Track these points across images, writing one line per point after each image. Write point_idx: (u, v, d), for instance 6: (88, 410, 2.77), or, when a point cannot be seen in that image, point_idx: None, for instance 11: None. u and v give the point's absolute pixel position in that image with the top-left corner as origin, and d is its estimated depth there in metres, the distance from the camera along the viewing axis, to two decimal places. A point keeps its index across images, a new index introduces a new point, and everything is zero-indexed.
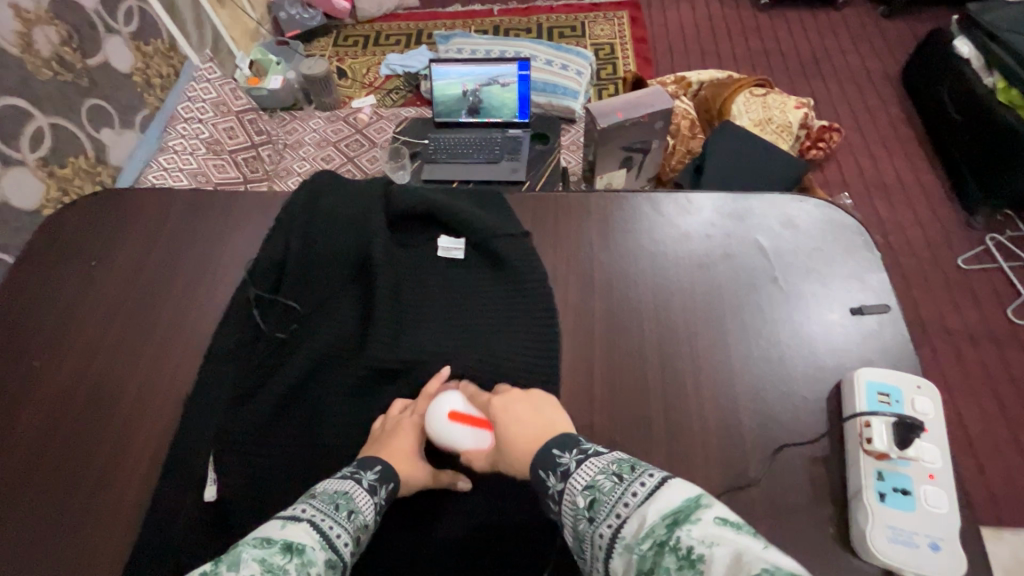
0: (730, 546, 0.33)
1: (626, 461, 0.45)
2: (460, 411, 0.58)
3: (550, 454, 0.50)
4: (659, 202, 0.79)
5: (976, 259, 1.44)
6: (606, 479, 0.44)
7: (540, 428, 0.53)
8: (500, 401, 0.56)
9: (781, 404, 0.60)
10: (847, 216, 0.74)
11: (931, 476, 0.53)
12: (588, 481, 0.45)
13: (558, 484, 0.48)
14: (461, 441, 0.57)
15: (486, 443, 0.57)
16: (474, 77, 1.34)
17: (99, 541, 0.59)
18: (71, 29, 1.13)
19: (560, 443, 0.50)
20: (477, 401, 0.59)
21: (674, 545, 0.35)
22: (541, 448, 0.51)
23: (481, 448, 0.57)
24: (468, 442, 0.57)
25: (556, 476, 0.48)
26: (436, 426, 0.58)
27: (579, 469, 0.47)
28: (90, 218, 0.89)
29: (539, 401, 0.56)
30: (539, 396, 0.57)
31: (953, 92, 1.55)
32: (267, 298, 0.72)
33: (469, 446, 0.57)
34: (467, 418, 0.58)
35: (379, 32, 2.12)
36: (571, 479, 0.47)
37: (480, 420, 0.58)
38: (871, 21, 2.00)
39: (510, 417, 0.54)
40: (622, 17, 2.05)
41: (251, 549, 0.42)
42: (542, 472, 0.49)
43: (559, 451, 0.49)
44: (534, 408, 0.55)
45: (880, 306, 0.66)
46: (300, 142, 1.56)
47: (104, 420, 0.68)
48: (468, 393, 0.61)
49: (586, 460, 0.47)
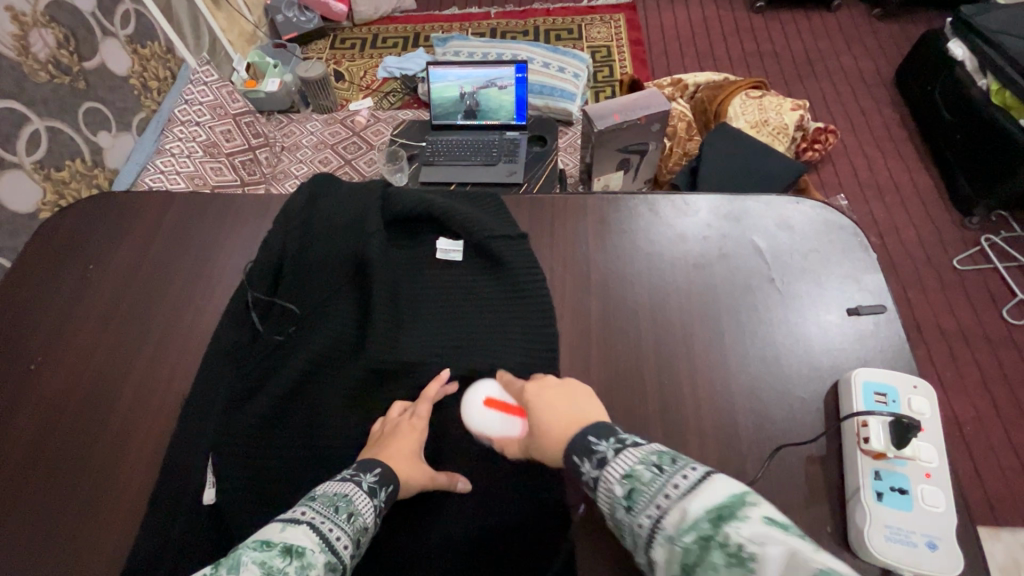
0: (781, 546, 0.34)
1: (665, 452, 0.45)
2: (494, 399, 0.60)
3: (586, 442, 0.49)
4: (656, 203, 0.79)
5: (971, 260, 1.45)
6: (646, 469, 0.43)
7: (574, 416, 0.52)
8: (534, 388, 0.56)
9: (777, 404, 0.61)
10: (842, 217, 0.74)
11: (928, 475, 0.54)
12: (626, 469, 0.45)
13: (593, 470, 0.47)
14: (492, 427, 0.59)
15: (516, 430, 0.58)
16: (472, 80, 1.33)
17: (97, 544, 0.59)
18: (67, 32, 1.13)
19: (595, 431, 0.49)
20: (512, 389, 0.60)
21: (723, 541, 0.35)
22: (576, 434, 0.50)
23: (512, 436, 0.58)
24: (499, 429, 0.59)
25: (590, 463, 0.47)
26: (471, 413, 0.61)
27: (615, 458, 0.46)
28: (86, 221, 0.89)
29: (574, 389, 0.55)
30: (575, 384, 0.56)
31: (947, 93, 1.56)
32: (265, 301, 0.72)
33: (501, 433, 0.59)
34: (501, 405, 0.60)
35: (376, 34, 2.12)
36: (607, 467, 0.46)
37: (513, 408, 0.59)
38: (866, 23, 2.01)
39: (544, 404, 0.54)
40: (619, 20, 2.06)
41: (250, 553, 0.43)
42: (576, 458, 0.48)
43: (594, 439, 0.49)
44: (569, 397, 0.54)
45: (876, 307, 0.66)
46: (297, 145, 1.56)
47: (101, 423, 0.67)
48: (505, 380, 0.62)
49: (623, 449, 0.47)
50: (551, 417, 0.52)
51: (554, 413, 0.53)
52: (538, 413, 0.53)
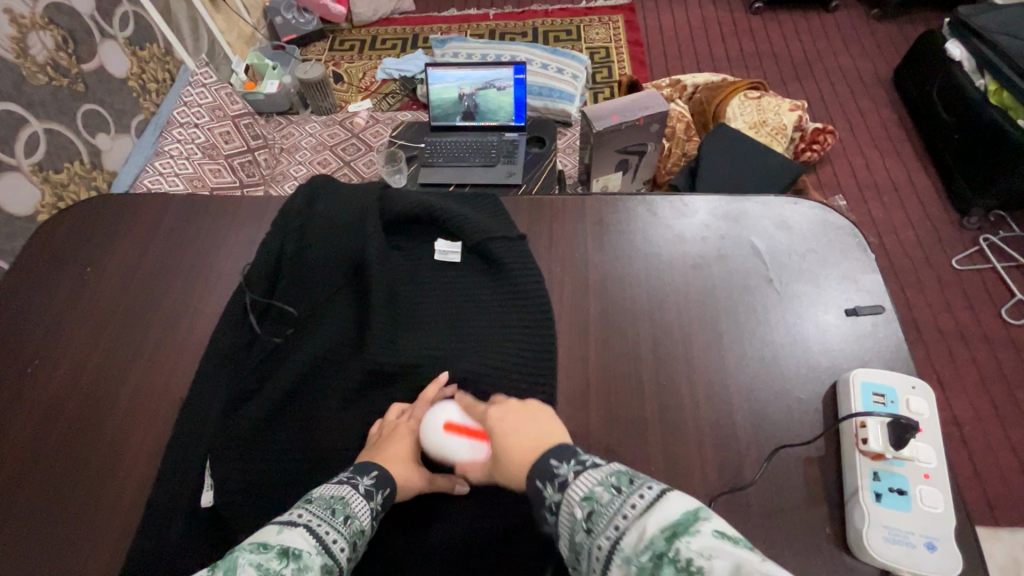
0: (730, 558, 0.33)
1: (624, 474, 0.44)
2: (455, 422, 0.58)
3: (548, 465, 0.48)
4: (654, 204, 0.79)
5: (970, 260, 1.45)
6: (605, 490, 0.43)
7: (537, 436, 0.51)
8: (496, 413, 0.54)
9: (776, 405, 0.61)
10: (841, 218, 0.74)
11: (926, 475, 0.54)
12: (586, 491, 0.44)
13: (555, 494, 0.46)
14: (457, 451, 0.57)
15: (482, 454, 0.56)
16: (470, 81, 1.33)
17: (95, 546, 0.59)
18: (66, 34, 1.13)
19: (557, 453, 0.49)
20: (473, 412, 0.59)
21: (675, 557, 0.35)
22: (539, 457, 0.49)
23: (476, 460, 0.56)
24: (464, 453, 0.57)
25: (553, 487, 0.47)
26: (432, 437, 0.57)
27: (576, 480, 0.45)
28: (84, 223, 0.88)
29: (536, 412, 0.54)
30: (536, 407, 0.55)
31: (946, 94, 1.56)
32: (263, 303, 0.72)
33: (466, 457, 0.57)
34: (463, 429, 0.57)
35: (375, 36, 2.12)
36: (569, 489, 0.45)
37: (474, 431, 0.57)
38: (864, 24, 2.01)
39: (506, 428, 0.53)
40: (617, 21, 2.07)
41: (247, 554, 0.42)
42: (538, 482, 0.48)
43: (556, 461, 0.48)
44: (530, 421, 0.53)
45: (875, 308, 0.66)
46: (295, 146, 1.56)
47: (99, 425, 0.67)
48: (464, 403, 0.60)
49: (583, 471, 0.46)
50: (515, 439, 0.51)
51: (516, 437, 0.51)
52: (501, 437, 0.52)
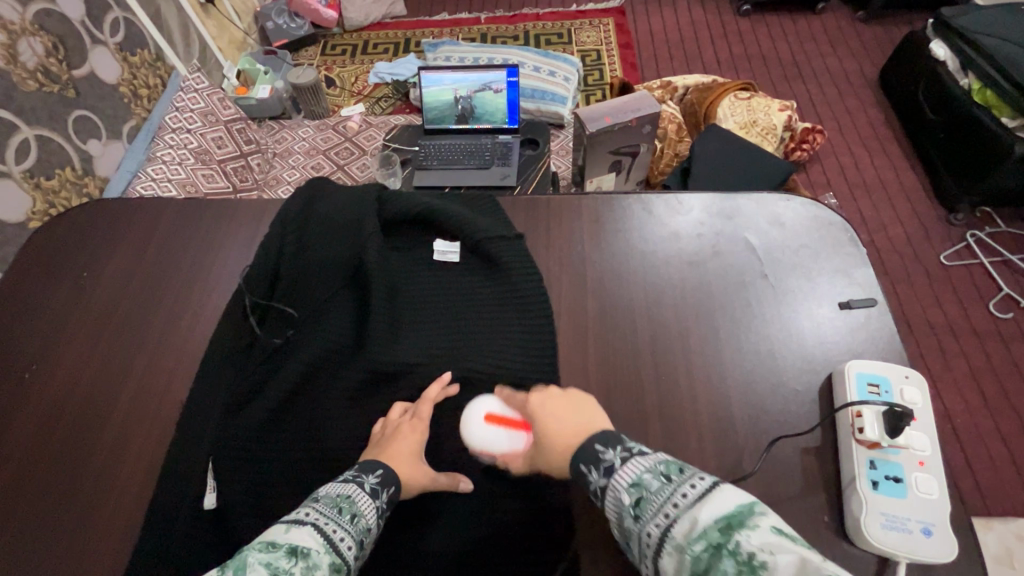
0: (792, 554, 0.35)
1: (672, 462, 0.46)
2: (494, 413, 0.63)
3: (593, 450, 0.50)
4: (649, 203, 0.80)
5: (958, 255, 1.47)
6: (654, 478, 0.45)
7: (579, 424, 0.53)
8: (537, 400, 0.56)
9: (773, 397, 0.62)
10: (832, 213, 0.76)
11: (921, 463, 0.55)
12: (634, 478, 0.46)
13: (601, 479, 0.48)
14: (498, 444, 0.61)
15: (521, 444, 0.60)
16: (467, 83, 1.34)
17: (97, 550, 0.59)
18: (56, 41, 1.13)
19: (601, 439, 0.50)
20: (512, 403, 0.63)
21: (734, 550, 0.36)
22: (584, 441, 0.51)
23: (516, 449, 0.60)
24: (503, 445, 0.61)
25: (598, 471, 0.49)
26: (475, 427, 0.62)
27: (623, 466, 0.47)
28: (80, 227, 0.88)
29: (578, 400, 0.56)
30: (576, 395, 0.57)
31: (931, 93, 1.58)
32: (262, 305, 0.72)
33: (507, 449, 0.61)
34: (500, 419, 0.62)
35: (367, 40, 2.13)
36: (615, 475, 0.47)
37: (516, 423, 0.62)
38: (850, 26, 2.04)
39: (550, 416, 0.54)
40: (608, 24, 2.09)
41: (256, 553, 0.43)
42: (584, 467, 0.49)
43: (601, 446, 0.50)
44: (573, 407, 0.55)
45: (867, 300, 0.68)
46: (288, 151, 1.56)
47: (99, 428, 0.67)
48: (505, 395, 0.64)
49: (630, 457, 0.48)
50: (558, 427, 0.53)
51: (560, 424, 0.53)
52: (544, 424, 0.54)
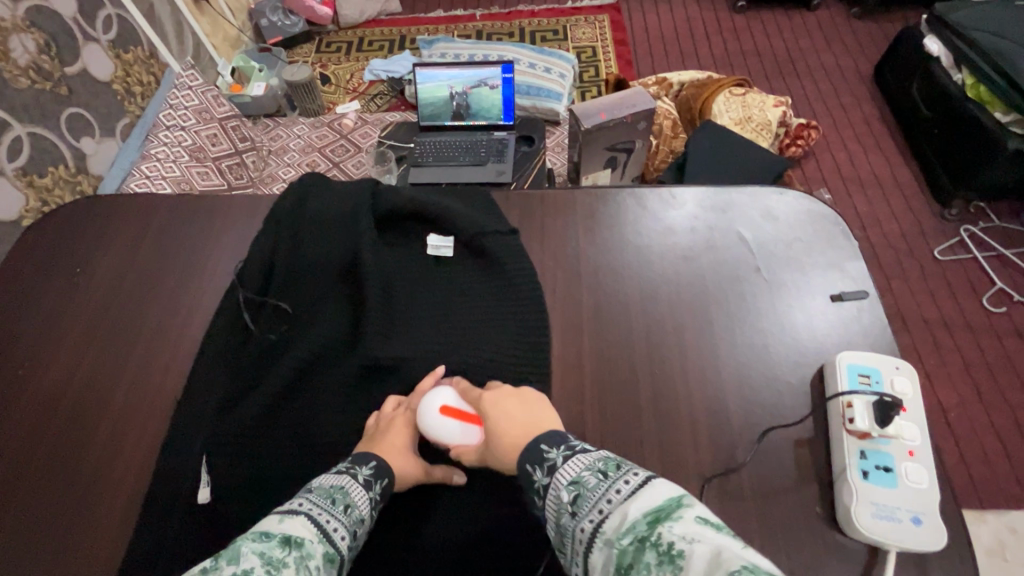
0: (711, 543, 0.34)
1: (611, 460, 0.46)
2: (450, 405, 0.59)
3: (539, 450, 0.51)
4: (644, 197, 0.80)
5: (952, 250, 1.48)
6: (592, 475, 0.45)
7: (528, 422, 0.53)
8: (491, 396, 0.56)
9: (767, 389, 0.62)
10: (825, 207, 0.76)
11: (911, 452, 0.55)
12: (574, 476, 0.46)
13: (544, 477, 0.49)
14: (451, 435, 0.58)
15: (474, 438, 0.57)
16: (463, 79, 1.34)
17: (93, 545, 0.59)
18: (48, 38, 1.12)
19: (549, 439, 0.51)
20: (469, 397, 0.60)
21: (656, 541, 0.35)
22: (530, 441, 0.52)
23: (468, 443, 0.58)
24: (457, 436, 0.58)
25: (542, 471, 0.49)
26: (429, 419, 0.58)
27: (565, 465, 0.48)
28: (72, 224, 0.88)
29: (533, 400, 0.56)
30: (529, 394, 0.57)
31: (925, 88, 1.59)
32: (256, 300, 0.72)
33: (460, 440, 0.58)
34: (457, 412, 0.58)
35: (362, 37, 2.12)
36: (557, 473, 0.48)
37: (469, 415, 0.58)
38: (844, 22, 2.04)
39: (501, 415, 0.54)
40: (603, 20, 2.09)
41: (250, 543, 0.42)
42: (529, 466, 0.50)
43: (547, 446, 0.51)
44: (525, 407, 0.55)
45: (859, 293, 0.68)
46: (284, 148, 1.56)
47: (93, 425, 0.67)
48: (460, 387, 0.61)
49: (573, 456, 0.49)
50: (507, 427, 0.53)
51: (509, 421, 0.54)
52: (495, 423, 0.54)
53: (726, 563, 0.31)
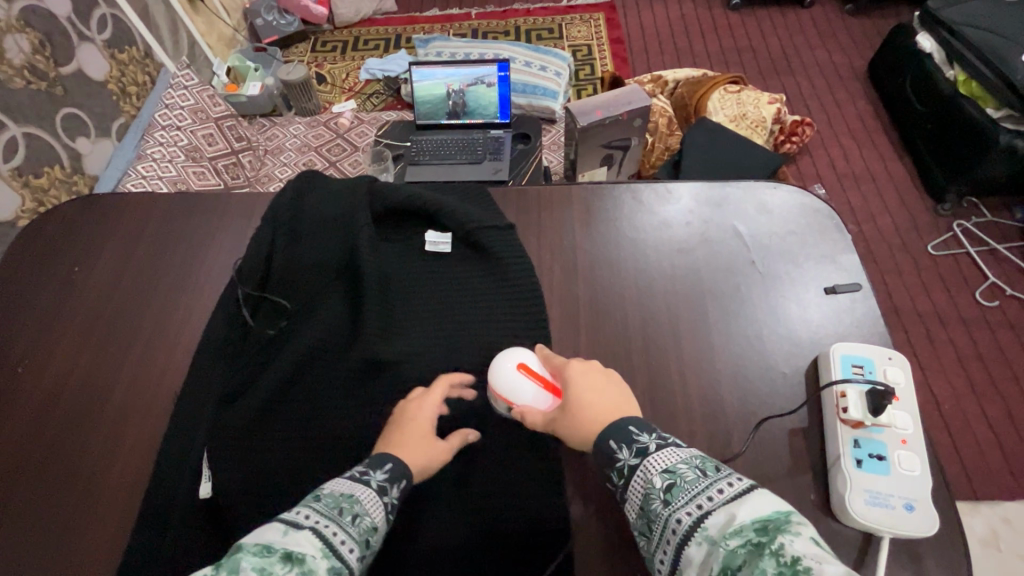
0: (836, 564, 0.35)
1: (707, 459, 0.47)
2: (529, 364, 0.60)
3: (626, 430, 0.50)
4: (640, 192, 0.81)
5: (945, 245, 1.49)
6: (690, 470, 0.46)
7: (613, 403, 0.53)
8: (579, 367, 0.56)
9: (761, 379, 0.63)
10: (819, 201, 0.77)
11: (904, 441, 0.56)
12: (668, 465, 0.47)
13: (631, 458, 0.48)
14: (524, 394, 0.58)
15: (546, 405, 0.57)
16: (459, 77, 1.35)
17: (94, 540, 0.59)
18: (42, 37, 1.12)
19: (636, 422, 0.51)
20: (550, 365, 0.60)
21: (776, 550, 0.36)
22: (616, 420, 0.51)
23: (537, 407, 0.58)
24: (528, 398, 0.58)
25: (629, 451, 0.49)
26: (507, 372, 0.59)
27: (658, 452, 0.48)
28: (69, 223, 0.88)
29: (615, 378, 0.56)
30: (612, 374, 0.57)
31: (918, 84, 1.60)
32: (255, 296, 0.72)
33: (530, 403, 0.58)
34: (534, 374, 0.59)
35: (357, 36, 2.13)
36: (649, 458, 0.48)
37: (546, 381, 0.59)
38: (838, 20, 2.06)
39: (587, 388, 0.54)
40: (599, 18, 2.09)
41: (250, 557, 0.41)
42: (614, 444, 0.50)
43: (635, 429, 0.50)
44: (608, 383, 0.55)
45: (853, 285, 0.69)
46: (280, 147, 1.57)
47: (93, 422, 0.68)
48: (543, 355, 0.62)
49: (664, 446, 0.49)
50: (593, 399, 0.53)
51: (595, 398, 0.53)
52: (580, 395, 0.54)
53: None
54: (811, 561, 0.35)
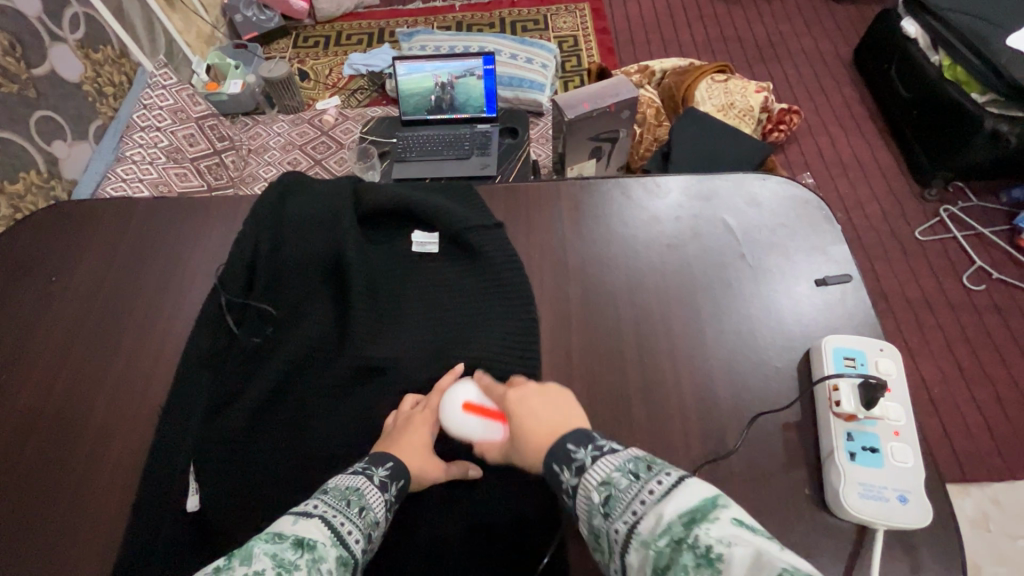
0: (748, 546, 0.35)
1: (641, 460, 0.45)
2: (473, 402, 0.60)
3: (565, 449, 0.49)
4: (628, 187, 0.80)
5: (933, 230, 1.50)
6: (623, 476, 0.44)
7: (554, 421, 0.52)
8: (515, 395, 0.55)
9: (755, 374, 0.62)
10: (808, 192, 0.76)
11: (897, 432, 0.56)
12: (604, 476, 0.45)
13: (572, 478, 0.48)
14: (473, 432, 0.59)
15: (497, 435, 0.58)
16: (449, 69, 1.34)
17: (80, 556, 0.58)
18: (12, 38, 1.09)
19: (574, 438, 0.50)
20: (492, 393, 0.59)
21: (694, 543, 0.36)
22: (555, 442, 0.50)
23: (492, 439, 0.58)
24: (480, 433, 0.59)
25: (570, 471, 0.48)
26: (451, 415, 0.60)
27: (594, 465, 0.47)
28: (46, 230, 0.86)
29: (556, 396, 0.55)
30: (554, 390, 0.56)
31: (904, 70, 1.60)
32: (239, 304, 0.70)
33: (482, 436, 0.59)
34: (480, 409, 0.59)
35: (340, 31, 2.09)
36: (586, 474, 0.47)
37: (492, 411, 0.59)
38: (823, 7, 2.05)
39: (526, 412, 0.54)
40: (584, 9, 2.07)
41: (262, 544, 0.42)
42: (556, 466, 0.49)
43: (573, 446, 0.49)
44: (549, 403, 0.54)
45: (843, 277, 0.69)
46: (263, 147, 1.55)
47: (77, 434, 0.66)
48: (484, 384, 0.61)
49: (601, 456, 0.47)
50: (533, 423, 0.53)
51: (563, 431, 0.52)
52: (519, 422, 0.53)
53: (765, 567, 0.33)
54: (722, 549, 0.35)
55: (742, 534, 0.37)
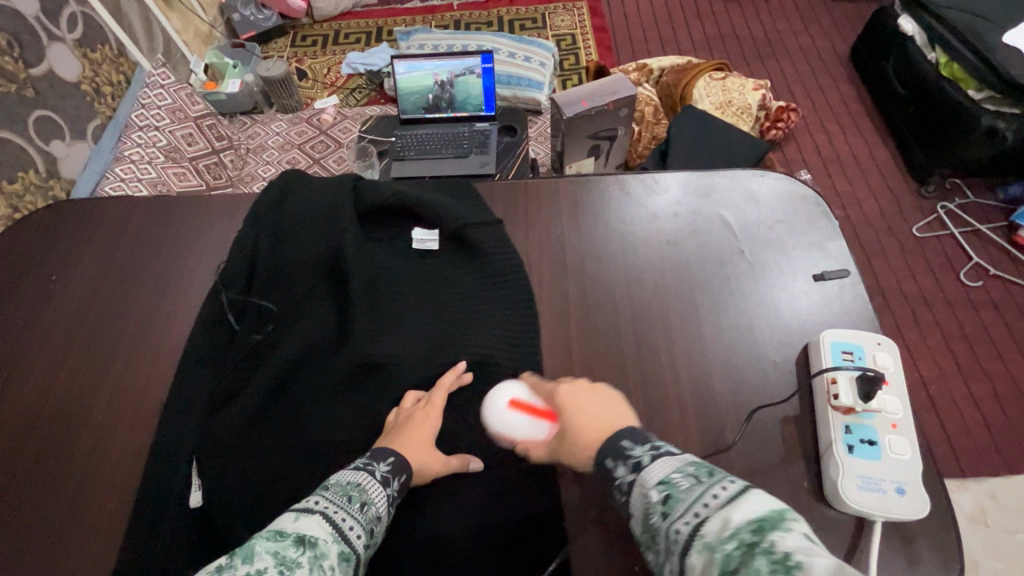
0: (826, 557, 0.33)
1: (703, 466, 0.45)
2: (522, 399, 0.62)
3: (621, 447, 0.50)
4: (626, 184, 0.80)
5: (930, 227, 1.50)
6: (684, 479, 0.44)
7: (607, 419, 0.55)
8: (567, 391, 0.59)
9: (752, 369, 0.63)
10: (806, 188, 0.77)
11: (894, 425, 0.56)
12: (664, 477, 0.45)
13: (629, 475, 0.47)
14: (518, 428, 0.61)
15: (542, 433, 0.60)
16: (449, 67, 1.33)
17: (82, 553, 0.58)
18: (10, 38, 1.08)
19: (630, 436, 0.51)
20: (541, 392, 0.62)
21: (767, 547, 0.34)
22: (609, 437, 0.52)
23: (536, 437, 0.60)
24: (525, 431, 0.61)
25: (626, 468, 0.48)
26: (500, 411, 0.62)
27: (653, 464, 0.46)
28: (46, 229, 0.86)
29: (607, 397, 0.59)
30: (605, 392, 0.60)
31: (901, 67, 1.60)
32: (240, 301, 0.70)
33: (527, 434, 0.60)
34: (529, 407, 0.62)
35: (338, 30, 2.09)
36: (644, 472, 0.46)
37: (539, 409, 0.61)
38: (820, 5, 2.06)
39: (578, 409, 0.57)
40: (582, 7, 2.07)
41: (264, 542, 0.43)
42: (612, 462, 0.49)
43: (628, 444, 0.50)
44: (602, 402, 0.58)
45: (840, 272, 0.69)
46: (262, 146, 1.55)
47: (78, 431, 0.66)
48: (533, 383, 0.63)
49: (660, 457, 0.47)
50: (587, 420, 0.55)
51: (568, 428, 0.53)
52: (573, 417, 0.56)
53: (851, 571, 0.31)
54: (800, 555, 0.33)
55: (816, 548, 0.35)
